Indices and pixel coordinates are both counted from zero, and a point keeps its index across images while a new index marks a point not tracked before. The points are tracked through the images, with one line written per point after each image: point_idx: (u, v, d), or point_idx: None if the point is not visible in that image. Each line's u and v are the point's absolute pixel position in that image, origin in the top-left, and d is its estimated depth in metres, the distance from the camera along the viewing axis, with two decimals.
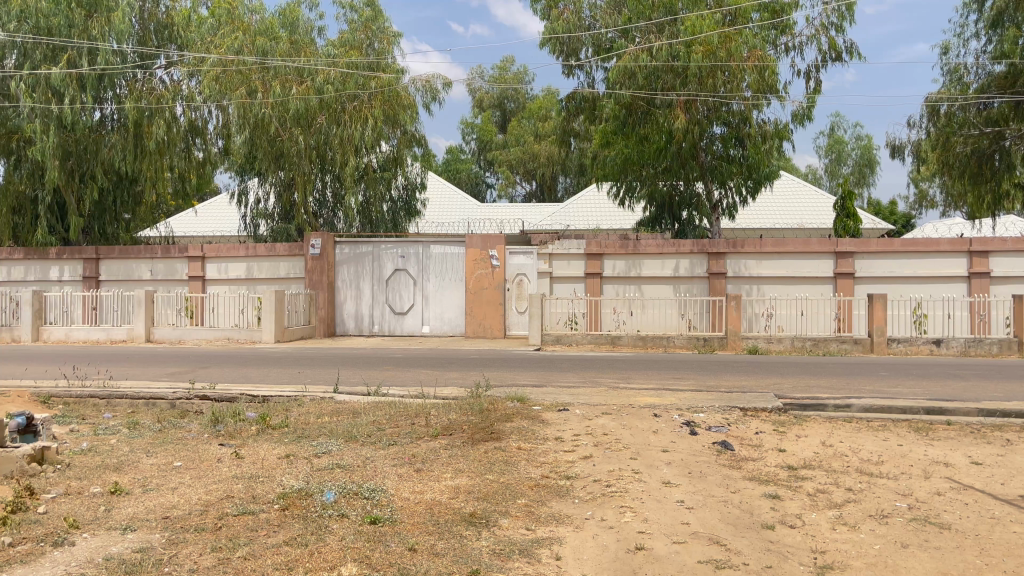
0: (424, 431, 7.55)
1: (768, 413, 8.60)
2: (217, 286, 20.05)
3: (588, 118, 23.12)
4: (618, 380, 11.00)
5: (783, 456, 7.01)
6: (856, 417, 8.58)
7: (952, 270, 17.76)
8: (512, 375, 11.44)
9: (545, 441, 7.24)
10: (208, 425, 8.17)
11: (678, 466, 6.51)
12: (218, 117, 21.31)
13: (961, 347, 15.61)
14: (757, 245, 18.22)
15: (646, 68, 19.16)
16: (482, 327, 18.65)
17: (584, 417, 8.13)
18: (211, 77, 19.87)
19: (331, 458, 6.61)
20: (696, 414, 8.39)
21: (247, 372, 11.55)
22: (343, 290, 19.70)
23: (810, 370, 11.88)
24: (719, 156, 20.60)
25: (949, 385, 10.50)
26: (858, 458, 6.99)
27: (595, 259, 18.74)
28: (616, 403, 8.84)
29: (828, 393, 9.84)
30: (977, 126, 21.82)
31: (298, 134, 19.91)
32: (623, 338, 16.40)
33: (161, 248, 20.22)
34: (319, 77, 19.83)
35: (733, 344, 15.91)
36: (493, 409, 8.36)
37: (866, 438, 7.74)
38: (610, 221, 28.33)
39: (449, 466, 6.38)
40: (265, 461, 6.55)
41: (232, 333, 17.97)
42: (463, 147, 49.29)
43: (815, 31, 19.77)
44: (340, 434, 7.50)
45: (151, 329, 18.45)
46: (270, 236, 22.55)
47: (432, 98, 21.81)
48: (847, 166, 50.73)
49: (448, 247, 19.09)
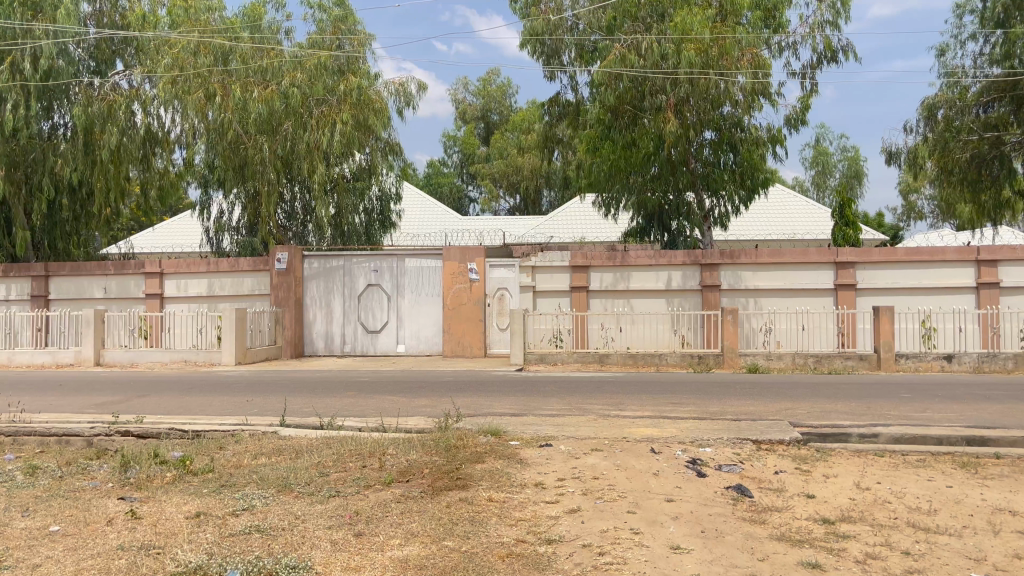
0: (375, 477, 6.20)
1: (785, 447, 7.33)
2: (176, 305, 18.63)
3: (572, 123, 22.08)
4: (609, 406, 9.68)
5: (816, 504, 5.72)
6: (889, 450, 7.30)
7: (960, 281, 16.63)
8: (487, 401, 10.07)
9: (523, 489, 5.90)
10: (118, 470, 6.80)
11: (688, 523, 5.22)
12: (179, 126, 19.83)
13: (974, 363, 14.43)
14: (753, 255, 17.02)
15: (634, 71, 17.82)
16: (461, 345, 17.36)
17: (570, 455, 6.81)
18: (167, 80, 18.13)
19: (250, 519, 5.24)
20: (701, 449, 7.10)
21: (185, 401, 10.16)
22: (312, 307, 18.29)
23: (823, 393, 10.60)
24: (710, 164, 19.54)
25: (984, 408, 9.26)
26: (904, 507, 5.72)
27: (581, 271, 17.43)
28: (608, 436, 7.52)
29: (850, 420, 8.56)
30: (975, 130, 20.84)
31: (263, 142, 18.52)
32: (612, 357, 15.12)
33: (114, 264, 18.86)
34: (285, 81, 18.40)
35: (730, 362, 14.70)
36: (462, 447, 7.03)
37: (908, 477, 6.47)
38: (595, 232, 27.18)
39: (397, 528, 5.03)
40: (166, 524, 5.18)
41: (190, 356, 16.53)
42: (445, 161, 48.11)
43: (810, 28, 18.64)
44: (271, 482, 6.15)
45: (101, 352, 17.01)
46: (236, 251, 21.17)
47: (406, 103, 20.47)
48: (834, 178, 50.01)
49: (423, 259, 17.85)
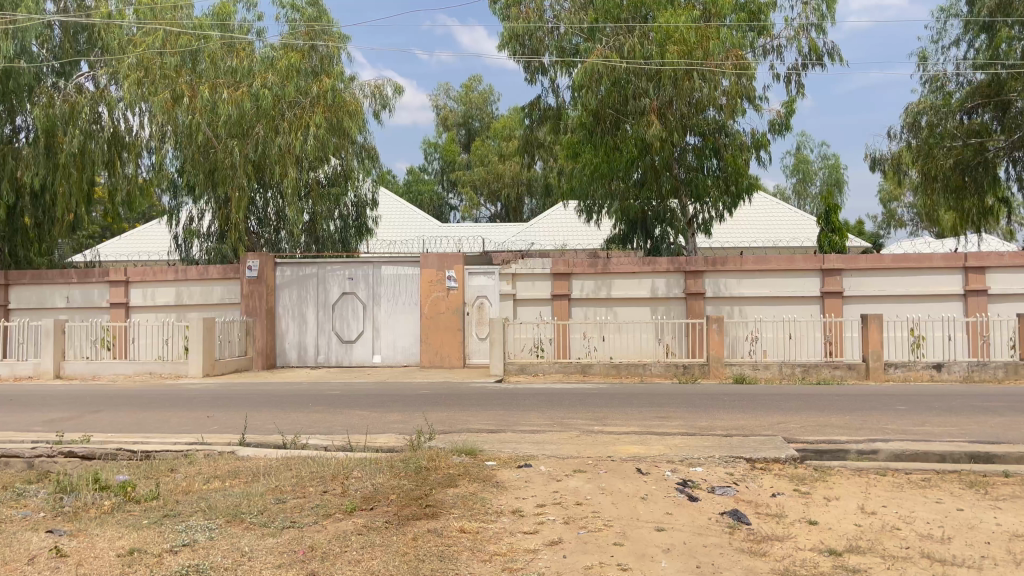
0: (337, 504, 5.63)
1: (780, 465, 6.83)
2: (142, 314, 17.91)
3: (553, 128, 21.62)
4: (592, 421, 9.14)
5: (820, 532, 5.22)
6: (892, 468, 6.81)
7: (948, 288, 16.26)
8: (463, 416, 9.51)
9: (498, 517, 5.35)
10: (55, 497, 6.19)
11: (681, 557, 4.70)
12: (146, 128, 19.19)
13: (965, 372, 14.02)
14: (738, 262, 16.60)
15: (616, 72, 17.36)
16: (439, 355, 16.79)
17: (551, 477, 6.28)
18: (133, 81, 17.54)
19: (190, 557, 4.66)
20: (692, 469, 6.58)
21: (141, 418, 9.54)
22: (284, 317, 17.62)
23: (815, 405, 10.12)
24: (693, 169, 19.08)
25: (985, 421, 8.80)
26: (915, 534, 5.24)
27: (563, 279, 16.92)
28: (591, 455, 6.98)
29: (847, 435, 8.08)
30: (959, 137, 20.55)
31: (234, 146, 17.82)
32: (594, 367, 14.60)
33: (77, 272, 18.16)
34: (256, 83, 17.69)
35: (716, 372, 14.23)
36: (434, 469, 6.47)
37: (916, 499, 5.98)
38: (577, 239, 26.74)
39: (355, 567, 4.48)
40: (93, 564, 4.60)
41: (155, 367, 15.85)
42: (425, 168, 47.45)
43: (795, 31, 18.29)
44: (221, 510, 5.56)
45: (61, 364, 16.28)
46: (206, 258, 20.58)
47: (382, 106, 19.92)
48: (815, 186, 49.96)
49: (400, 267, 17.28)
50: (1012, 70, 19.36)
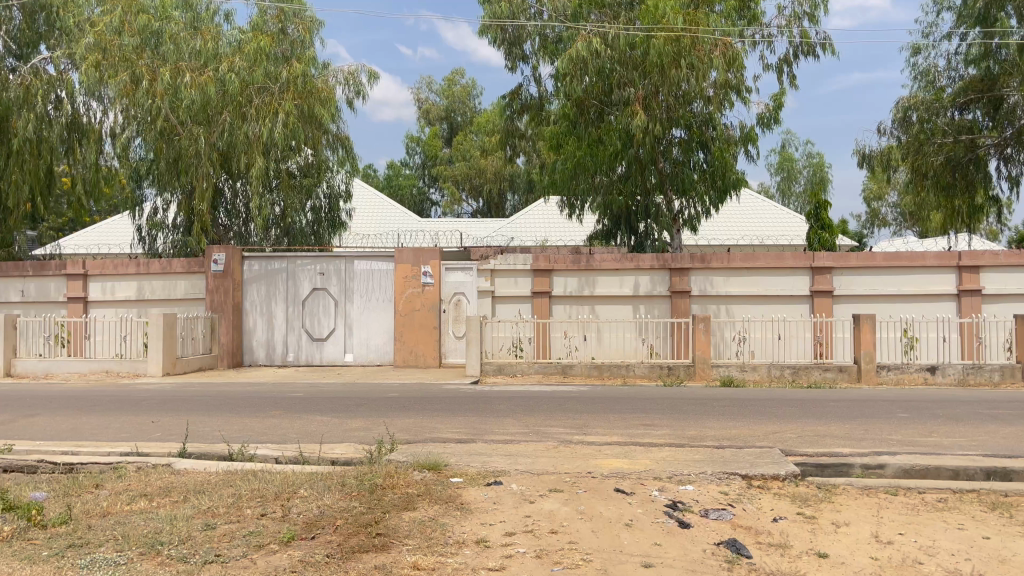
0: (273, 532, 4.83)
1: (780, 483, 6.13)
2: (101, 309, 16.99)
3: (535, 118, 20.86)
4: (573, 429, 8.40)
5: (833, 568, 4.53)
6: (902, 487, 6.13)
7: (941, 288, 15.67)
8: (431, 423, 8.74)
9: (460, 550, 4.59)
10: None
11: None
12: (107, 113, 18.24)
13: (959, 375, 13.40)
14: (725, 259, 15.92)
15: (600, 61, 16.57)
16: (414, 355, 16.01)
17: (523, 497, 5.54)
18: (90, 63, 16.45)
19: None
20: (682, 488, 5.86)
21: (77, 423, 8.66)
22: (252, 313, 16.76)
23: (811, 413, 9.41)
24: (679, 163, 18.25)
25: (995, 432, 8.14)
26: (941, 570, 4.55)
27: (544, 275, 16.14)
28: (569, 470, 6.24)
29: (849, 447, 7.39)
30: (949, 134, 19.82)
31: (199, 133, 16.98)
32: (575, 367, 13.88)
33: (33, 265, 17.22)
34: (222, 66, 16.84)
35: (701, 374, 13.55)
36: (391, 488, 5.70)
37: (936, 523, 5.30)
38: (558, 235, 26.07)
39: None
40: None
41: (112, 365, 14.95)
42: (406, 162, 46.61)
43: (788, 20, 17.64)
44: (136, 539, 4.75)
45: (12, 361, 15.34)
46: (172, 250, 19.72)
47: (356, 93, 19.11)
48: (799, 184, 49.58)
49: (374, 261, 16.46)
50: (1005, 64, 19.09)
